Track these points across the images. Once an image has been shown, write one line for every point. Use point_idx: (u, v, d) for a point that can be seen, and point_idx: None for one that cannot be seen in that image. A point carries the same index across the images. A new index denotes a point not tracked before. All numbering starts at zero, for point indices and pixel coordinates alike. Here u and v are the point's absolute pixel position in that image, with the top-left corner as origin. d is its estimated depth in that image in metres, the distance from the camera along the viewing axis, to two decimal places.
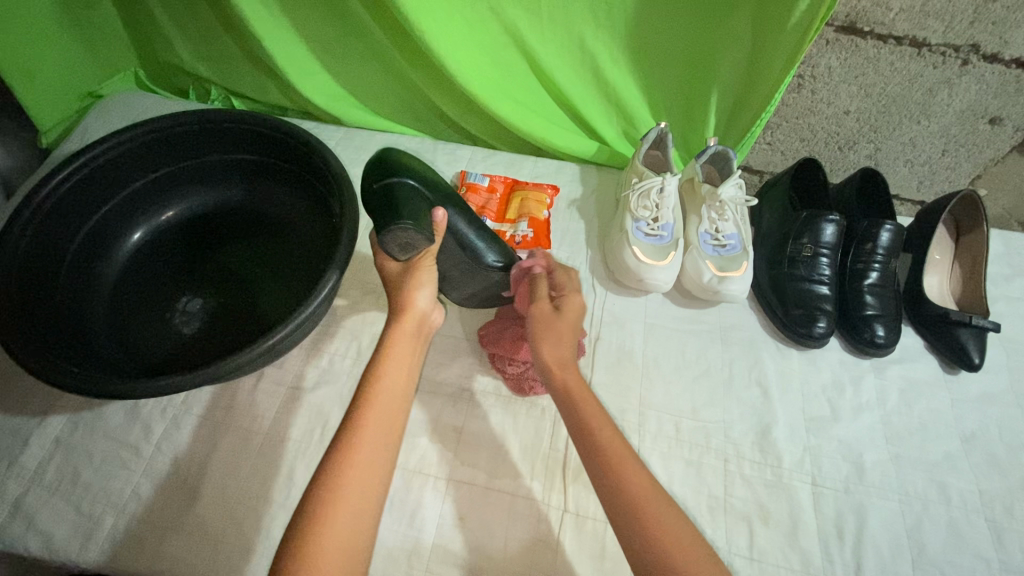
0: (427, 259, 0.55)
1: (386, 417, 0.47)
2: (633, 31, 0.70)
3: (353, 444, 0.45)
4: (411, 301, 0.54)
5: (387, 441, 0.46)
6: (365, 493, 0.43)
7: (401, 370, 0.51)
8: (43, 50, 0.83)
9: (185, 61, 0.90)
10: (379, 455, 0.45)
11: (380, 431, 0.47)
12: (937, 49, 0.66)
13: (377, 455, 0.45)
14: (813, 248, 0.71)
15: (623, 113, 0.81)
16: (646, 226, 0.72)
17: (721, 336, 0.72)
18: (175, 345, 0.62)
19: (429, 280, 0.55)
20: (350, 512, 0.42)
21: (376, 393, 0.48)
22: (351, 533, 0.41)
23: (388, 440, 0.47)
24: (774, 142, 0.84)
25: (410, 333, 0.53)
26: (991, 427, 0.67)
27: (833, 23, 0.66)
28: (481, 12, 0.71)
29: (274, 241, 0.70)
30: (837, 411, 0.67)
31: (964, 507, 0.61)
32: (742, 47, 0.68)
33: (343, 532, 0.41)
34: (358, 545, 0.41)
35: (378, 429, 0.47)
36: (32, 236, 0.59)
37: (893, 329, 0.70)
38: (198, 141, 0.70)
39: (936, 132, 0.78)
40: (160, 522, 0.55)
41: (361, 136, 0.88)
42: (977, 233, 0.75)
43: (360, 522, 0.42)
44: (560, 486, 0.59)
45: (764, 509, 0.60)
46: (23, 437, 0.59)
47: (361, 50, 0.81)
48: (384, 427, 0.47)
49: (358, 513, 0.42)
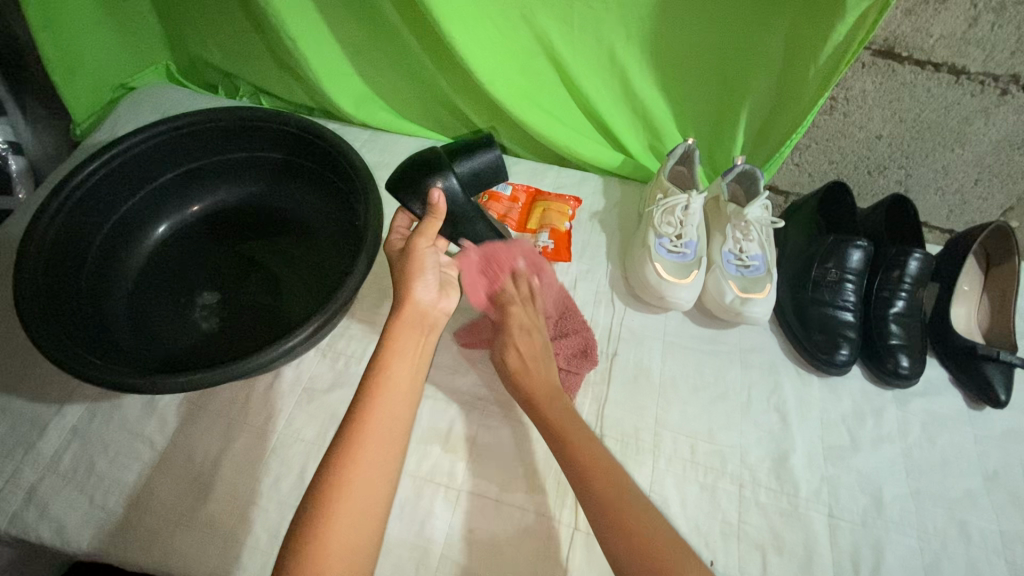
0: (426, 242, 0.57)
1: (390, 426, 0.47)
2: (665, 47, 0.70)
3: (357, 451, 0.45)
4: (413, 293, 0.55)
5: (387, 452, 0.46)
6: (366, 502, 0.44)
7: (404, 376, 0.51)
8: (79, 42, 0.85)
9: (217, 57, 0.91)
10: (384, 456, 0.46)
11: (385, 429, 0.47)
12: (976, 77, 0.65)
13: (381, 465, 0.45)
14: (839, 273, 0.70)
15: (650, 128, 0.80)
16: (669, 243, 0.71)
17: (741, 359, 0.71)
18: (195, 339, 0.62)
19: (421, 272, 0.56)
20: (353, 520, 0.42)
21: (380, 396, 0.48)
22: (353, 538, 0.42)
23: (393, 445, 0.47)
24: (802, 163, 0.83)
25: (410, 323, 0.54)
26: (1015, 466, 0.65)
27: (871, 47, 0.65)
28: (515, 21, 0.71)
29: (295, 240, 0.70)
30: (856, 442, 0.65)
31: (984, 547, 0.60)
32: (775, 68, 0.67)
33: (346, 532, 0.42)
34: (358, 552, 0.42)
35: (381, 439, 0.46)
36: (61, 224, 0.59)
37: (917, 361, 0.68)
38: (226, 138, 0.70)
39: (969, 161, 0.76)
40: (170, 517, 0.55)
41: (385, 139, 0.89)
42: (1008, 265, 0.74)
43: (360, 532, 0.42)
44: (572, 503, 0.58)
45: (779, 538, 0.59)
46: (42, 423, 0.59)
47: (391, 53, 0.82)
48: (387, 436, 0.47)
49: (359, 523, 0.43)
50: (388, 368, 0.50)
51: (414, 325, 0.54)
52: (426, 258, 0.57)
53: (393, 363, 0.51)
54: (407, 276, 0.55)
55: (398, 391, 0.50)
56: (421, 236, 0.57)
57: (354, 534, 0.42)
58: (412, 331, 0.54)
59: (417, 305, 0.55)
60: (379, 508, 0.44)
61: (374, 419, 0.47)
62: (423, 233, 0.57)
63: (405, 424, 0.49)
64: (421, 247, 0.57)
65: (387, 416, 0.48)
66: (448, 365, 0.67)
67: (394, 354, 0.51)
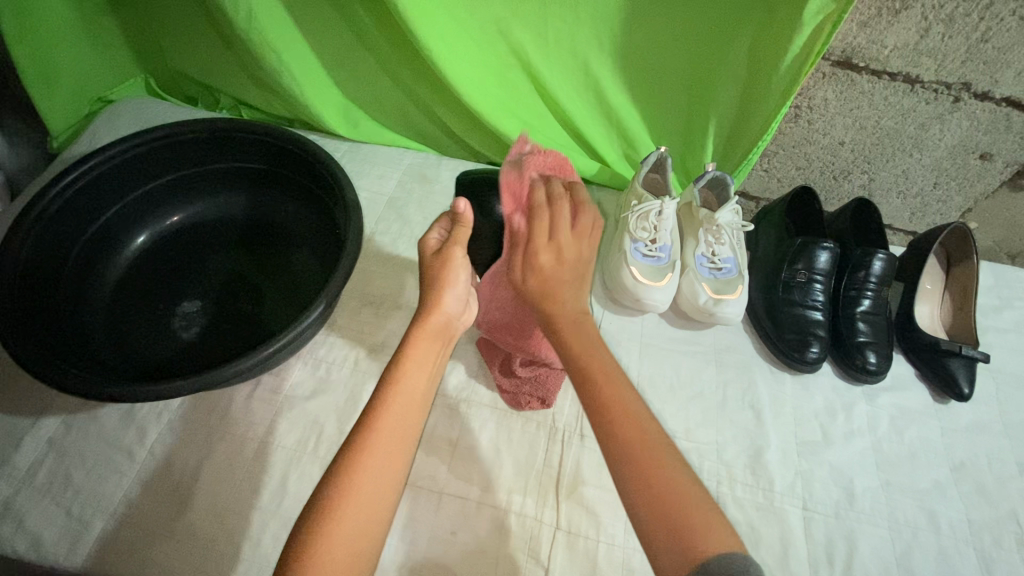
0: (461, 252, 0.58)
1: (400, 433, 0.47)
2: (637, 59, 0.73)
3: (365, 457, 0.45)
4: (442, 303, 0.56)
5: (397, 460, 0.46)
6: (371, 508, 0.44)
7: (419, 383, 0.51)
8: (58, 57, 0.85)
9: (197, 71, 0.92)
10: (391, 462, 0.46)
11: (395, 435, 0.47)
12: (929, 85, 0.69)
13: (387, 471, 0.45)
14: (807, 273, 0.72)
15: (624, 137, 0.82)
16: (645, 247, 0.73)
17: (716, 358, 0.73)
18: (175, 347, 0.62)
19: (454, 283, 0.57)
20: (358, 527, 0.43)
21: (392, 402, 0.48)
22: (356, 543, 0.42)
23: (400, 451, 0.47)
24: (771, 169, 0.86)
25: (433, 332, 0.55)
26: (981, 457, 0.68)
27: (830, 57, 0.68)
28: (491, 34, 0.73)
29: (276, 249, 0.71)
30: (828, 437, 0.67)
31: (953, 536, 0.62)
32: (740, 77, 0.70)
33: (349, 538, 0.42)
34: (360, 556, 0.42)
35: (389, 445, 0.46)
36: (39, 235, 0.59)
37: (884, 357, 0.71)
38: (206, 148, 0.71)
39: (928, 165, 0.80)
40: (150, 528, 0.55)
41: (366, 150, 0.90)
42: (968, 264, 0.77)
43: (364, 538, 0.42)
44: (553, 502, 0.59)
45: (755, 532, 0.60)
46: (17, 437, 0.59)
47: (370, 66, 0.83)
48: (397, 443, 0.47)
49: (362, 529, 0.43)
50: (404, 375, 0.50)
51: (437, 334, 0.55)
52: (457, 270, 0.57)
53: (410, 368, 0.51)
54: (439, 284, 0.56)
55: (411, 398, 0.50)
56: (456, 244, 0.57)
57: (358, 541, 0.42)
58: (434, 341, 0.54)
59: (442, 316, 0.55)
60: (383, 515, 0.44)
61: (387, 426, 0.47)
62: (456, 240, 0.58)
63: (416, 431, 0.49)
64: (456, 261, 0.57)
65: (400, 424, 0.48)
66: None
67: (413, 361, 0.52)
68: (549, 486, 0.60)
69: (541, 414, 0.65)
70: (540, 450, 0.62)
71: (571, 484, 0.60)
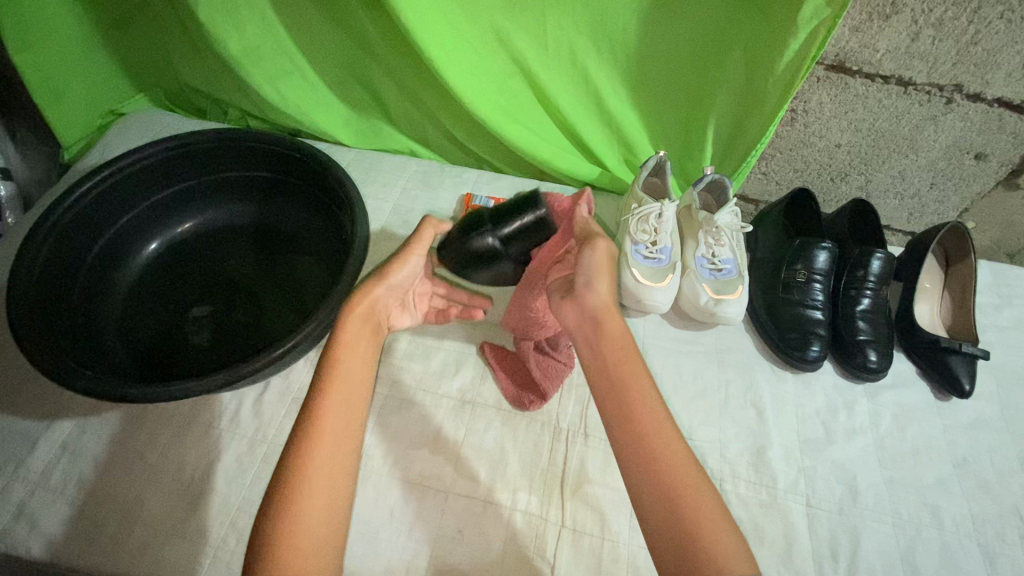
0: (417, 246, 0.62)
1: (345, 413, 0.50)
2: (636, 66, 0.74)
3: (317, 437, 0.48)
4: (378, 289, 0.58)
5: (349, 438, 0.49)
6: (333, 483, 0.47)
7: (357, 367, 0.53)
8: (70, 72, 0.87)
9: (205, 84, 0.94)
10: (343, 439, 0.49)
11: (342, 414, 0.50)
12: (922, 88, 0.70)
13: (341, 448, 0.49)
14: (807, 273, 0.73)
15: (624, 141, 0.84)
16: (646, 249, 0.74)
17: (718, 358, 0.74)
18: (186, 351, 0.64)
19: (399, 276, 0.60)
20: (322, 509, 0.45)
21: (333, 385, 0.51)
22: (323, 517, 0.45)
23: (351, 427, 0.50)
24: (769, 172, 0.87)
25: (358, 319, 0.56)
26: (983, 453, 0.68)
27: (824, 61, 0.70)
28: (492, 43, 0.75)
29: (285, 254, 0.72)
30: (831, 434, 0.68)
31: (956, 531, 0.62)
32: (737, 84, 0.72)
33: (315, 515, 0.44)
34: (329, 530, 0.45)
35: (337, 424, 0.49)
36: (53, 243, 0.61)
37: (885, 355, 0.72)
38: (215, 157, 0.73)
39: (924, 166, 0.81)
40: (162, 528, 0.56)
41: (371, 158, 0.92)
42: (966, 263, 0.78)
43: (329, 512, 0.46)
44: (557, 501, 0.60)
45: (759, 529, 0.61)
46: (31, 439, 0.60)
47: (375, 76, 0.85)
48: (344, 421, 0.50)
49: (326, 504, 0.46)
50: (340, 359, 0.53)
51: (366, 321, 0.57)
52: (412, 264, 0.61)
53: (345, 351, 0.54)
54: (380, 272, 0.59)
55: (350, 378, 0.52)
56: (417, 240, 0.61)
57: (322, 516, 0.45)
58: (364, 324, 0.57)
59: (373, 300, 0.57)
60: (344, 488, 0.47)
61: (328, 412, 0.49)
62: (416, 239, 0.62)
63: (360, 405, 0.52)
64: (412, 256, 0.61)
65: (342, 407, 0.50)
66: (436, 372, 0.69)
67: (347, 345, 0.54)
68: (554, 485, 0.61)
69: (544, 414, 0.66)
70: (544, 450, 0.63)
71: (576, 483, 0.61)
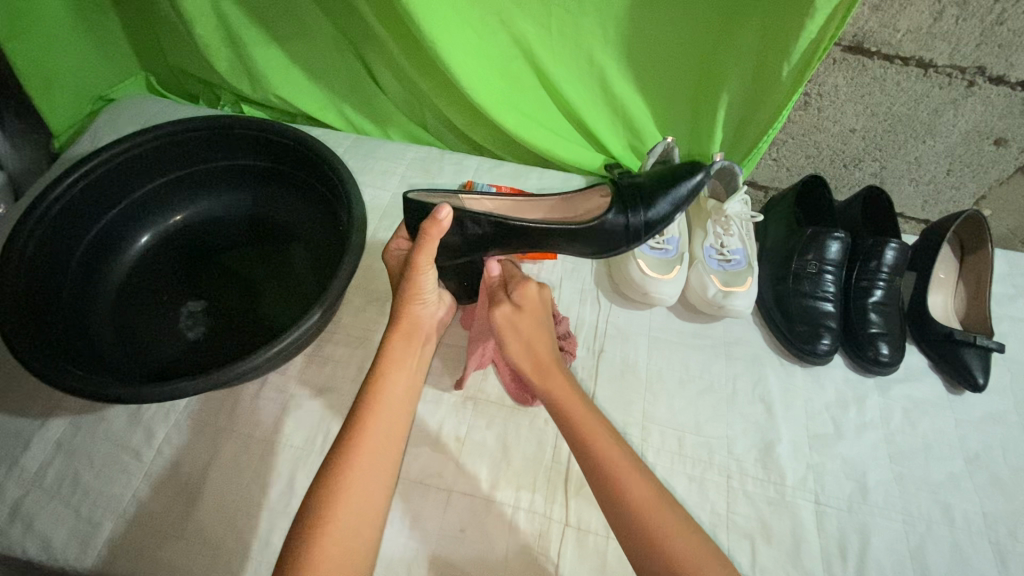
0: (423, 261, 0.57)
1: (388, 429, 0.52)
2: (643, 48, 0.71)
3: (359, 451, 0.49)
4: (410, 308, 0.58)
5: (388, 455, 0.50)
6: (368, 499, 0.48)
7: (403, 380, 0.55)
8: (57, 56, 0.84)
9: (198, 69, 0.91)
10: (383, 456, 0.50)
11: (384, 432, 0.51)
12: (943, 70, 0.67)
13: (381, 462, 0.50)
14: (818, 264, 0.71)
15: (630, 127, 0.81)
16: (652, 240, 0.72)
17: (725, 351, 0.72)
18: (180, 348, 0.62)
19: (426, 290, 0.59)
20: (353, 519, 0.46)
21: (378, 401, 0.52)
22: (356, 532, 0.46)
23: (392, 444, 0.51)
24: (780, 158, 0.84)
25: (404, 337, 0.57)
26: (995, 448, 0.67)
27: (841, 42, 0.67)
28: (492, 25, 0.72)
29: (280, 246, 0.70)
30: (840, 429, 0.66)
31: (967, 528, 0.61)
32: (749, 66, 0.68)
33: (349, 528, 0.46)
34: (361, 547, 0.46)
35: (379, 440, 0.51)
36: (41, 238, 0.59)
37: (897, 348, 0.70)
38: (206, 146, 0.70)
39: (941, 152, 0.78)
40: (159, 528, 0.55)
41: (370, 145, 0.89)
42: (982, 253, 0.76)
43: (361, 529, 0.46)
44: (562, 499, 0.59)
45: (767, 526, 0.60)
46: (25, 439, 0.59)
47: (371, 59, 0.81)
48: (385, 439, 0.51)
49: (361, 520, 0.47)
50: (386, 375, 0.54)
51: (408, 337, 0.58)
52: (429, 281, 0.58)
53: (391, 367, 0.55)
54: (407, 296, 0.58)
55: (397, 395, 0.54)
56: (420, 255, 0.56)
57: (356, 530, 0.46)
58: (408, 339, 0.58)
59: (412, 318, 0.58)
60: (378, 507, 0.48)
61: (375, 424, 0.51)
62: (421, 252, 0.56)
63: (403, 425, 0.53)
64: (423, 271, 0.57)
65: (385, 423, 0.52)
66: (437, 367, 0.68)
67: (392, 361, 0.55)
68: (558, 483, 0.60)
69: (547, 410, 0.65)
70: (548, 447, 0.62)
71: (580, 481, 0.60)
